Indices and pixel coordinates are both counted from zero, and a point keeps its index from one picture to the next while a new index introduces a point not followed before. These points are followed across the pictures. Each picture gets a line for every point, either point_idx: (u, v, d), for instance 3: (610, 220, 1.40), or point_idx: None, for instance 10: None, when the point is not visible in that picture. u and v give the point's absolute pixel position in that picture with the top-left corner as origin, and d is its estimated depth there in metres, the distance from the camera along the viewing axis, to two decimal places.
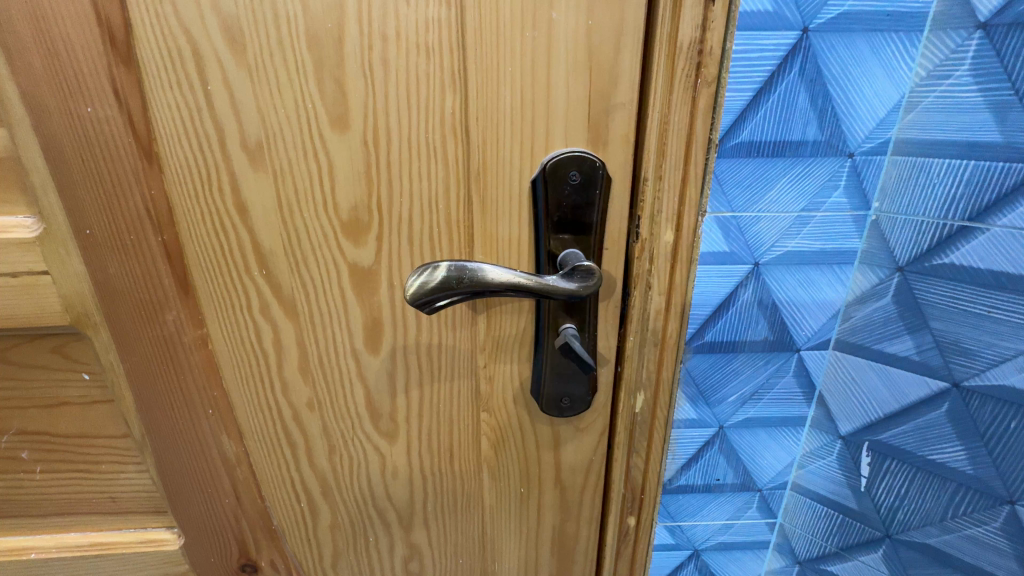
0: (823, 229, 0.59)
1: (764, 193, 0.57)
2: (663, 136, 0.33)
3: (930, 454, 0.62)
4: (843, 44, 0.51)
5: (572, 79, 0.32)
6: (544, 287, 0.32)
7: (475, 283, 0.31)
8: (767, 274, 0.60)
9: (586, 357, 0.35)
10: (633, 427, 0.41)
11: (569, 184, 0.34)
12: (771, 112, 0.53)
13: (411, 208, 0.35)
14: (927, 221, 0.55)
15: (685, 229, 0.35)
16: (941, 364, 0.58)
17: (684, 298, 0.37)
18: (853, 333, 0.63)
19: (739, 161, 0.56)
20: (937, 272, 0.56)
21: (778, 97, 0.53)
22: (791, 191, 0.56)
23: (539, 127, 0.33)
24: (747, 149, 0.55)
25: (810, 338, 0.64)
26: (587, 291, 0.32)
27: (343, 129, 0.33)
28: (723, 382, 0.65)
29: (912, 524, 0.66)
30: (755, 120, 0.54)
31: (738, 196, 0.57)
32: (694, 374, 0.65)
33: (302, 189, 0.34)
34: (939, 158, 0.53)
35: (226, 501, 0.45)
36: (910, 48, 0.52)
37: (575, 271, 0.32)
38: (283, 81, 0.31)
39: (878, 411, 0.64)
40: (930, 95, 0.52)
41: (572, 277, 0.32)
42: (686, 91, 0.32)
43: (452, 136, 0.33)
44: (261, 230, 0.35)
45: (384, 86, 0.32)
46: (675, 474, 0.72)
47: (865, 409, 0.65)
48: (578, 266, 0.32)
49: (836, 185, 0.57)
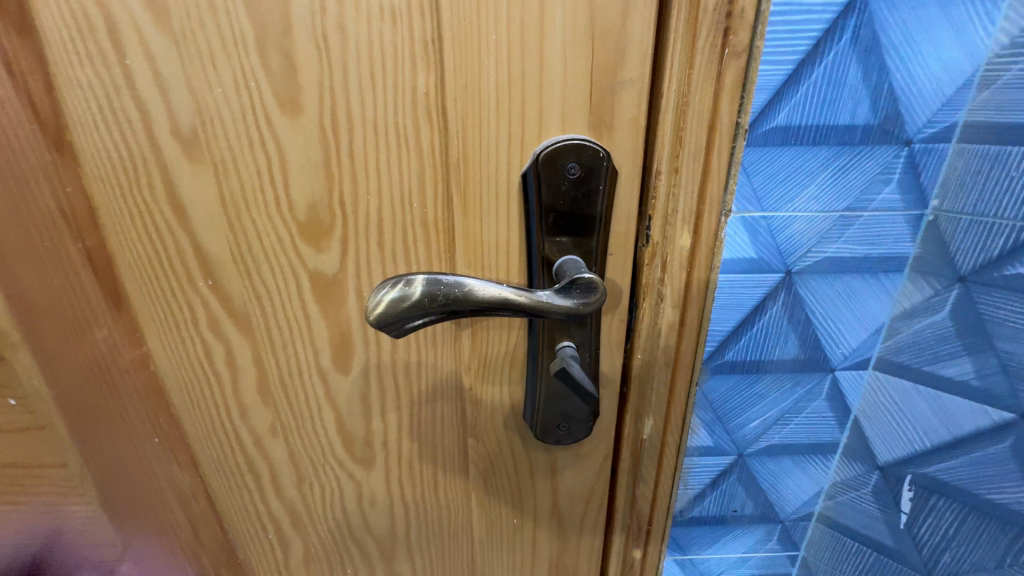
0: (867, 231, 0.53)
1: (802, 188, 0.51)
2: (681, 119, 0.27)
3: (989, 493, 0.56)
4: (906, 6, 0.45)
5: (570, 49, 0.26)
6: (537, 304, 0.26)
7: (455, 301, 0.26)
8: (800, 283, 0.55)
9: (584, 385, 0.30)
10: (640, 455, 0.36)
11: (567, 178, 0.28)
12: (811, 97, 0.48)
13: (379, 207, 0.30)
14: (997, 223, 0.49)
15: (705, 233, 0.29)
16: (1007, 393, 0.53)
17: (702, 312, 0.31)
18: (898, 352, 0.58)
19: (771, 155, 0.50)
20: (1008, 285, 0.50)
21: (819, 80, 0.47)
22: (832, 187, 0.51)
23: (530, 109, 0.27)
24: (784, 140, 0.49)
25: (846, 357, 0.59)
26: (586, 311, 0.26)
27: (294, 112, 0.27)
28: (746, 405, 0.61)
29: (962, 569, 0.61)
30: (795, 99, 0.48)
31: (770, 193, 0.51)
32: (713, 398, 0.60)
33: (248, 185, 0.29)
34: (1019, 146, 0.47)
35: (183, 535, 0.40)
36: (986, 12, 0.45)
37: (572, 289, 0.26)
38: (220, 53, 0.26)
39: (922, 439, 0.60)
40: (1012, 69, 0.45)
41: (568, 294, 0.26)
42: (710, 65, 0.26)
43: (426, 121, 0.28)
44: (203, 234, 0.30)
45: (342, 60, 0.26)
46: (687, 505, 0.68)
47: (910, 438, 0.60)
48: (578, 278, 0.26)
49: (885, 181, 0.51)
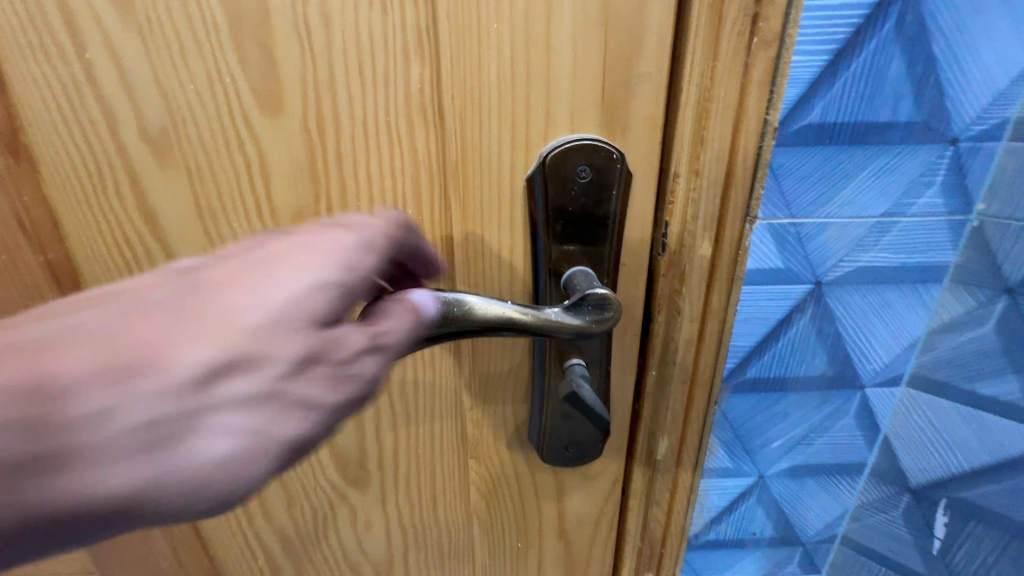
0: (897, 244, 0.37)
1: (839, 193, 0.36)
2: (702, 116, 0.24)
3: None
4: None
5: (580, 38, 0.23)
6: (546, 322, 0.24)
7: (464, 323, 0.23)
8: (830, 296, 0.39)
9: (595, 407, 0.28)
10: (653, 476, 0.34)
11: (577, 183, 0.26)
12: (867, 61, 0.33)
13: (371, 214, 0.27)
14: None
15: (727, 241, 0.27)
16: None
17: (722, 325, 0.29)
18: (933, 368, 0.42)
19: (808, 145, 0.35)
20: None
21: (878, 39, 0.32)
22: (866, 190, 0.36)
23: (536, 106, 0.25)
24: (825, 125, 0.34)
25: (878, 373, 0.42)
26: (597, 332, 0.24)
27: (274, 111, 0.25)
28: (774, 426, 0.44)
29: None
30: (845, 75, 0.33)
31: (801, 197, 0.36)
32: (759, 416, 0.43)
33: (225, 192, 0.26)
34: None
35: (167, 561, 0.38)
36: None
37: (585, 306, 0.24)
38: (190, 45, 0.23)
39: (961, 461, 0.45)
40: None
41: (579, 312, 0.24)
42: (735, 57, 0.23)
43: (420, 120, 0.25)
44: (178, 245, 0.27)
45: (326, 52, 0.24)
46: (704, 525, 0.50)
47: (944, 458, 0.45)
48: (589, 293, 0.24)
49: (930, 181, 0.36)
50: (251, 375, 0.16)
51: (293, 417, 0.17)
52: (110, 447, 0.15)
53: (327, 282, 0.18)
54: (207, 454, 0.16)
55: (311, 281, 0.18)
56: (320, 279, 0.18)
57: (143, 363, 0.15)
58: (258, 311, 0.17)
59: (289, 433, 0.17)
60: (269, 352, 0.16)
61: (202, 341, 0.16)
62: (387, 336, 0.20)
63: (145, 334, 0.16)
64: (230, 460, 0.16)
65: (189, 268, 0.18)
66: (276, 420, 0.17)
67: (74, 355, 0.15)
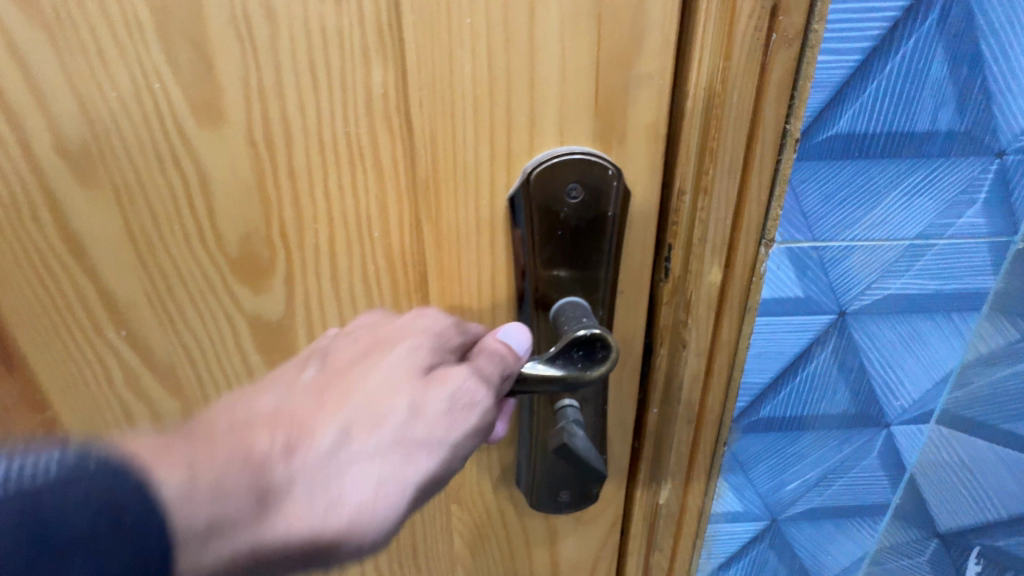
0: (952, 272, 0.28)
1: (896, 207, 0.27)
2: (712, 125, 0.21)
3: None
4: None
5: (570, 32, 0.20)
6: (552, 376, 0.21)
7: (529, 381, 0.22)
8: (862, 324, 0.30)
9: (590, 460, 0.25)
10: (655, 519, 0.31)
11: (567, 203, 0.22)
12: (906, 57, 0.24)
13: (331, 238, 0.23)
14: None
15: (739, 266, 0.24)
16: None
17: (732, 359, 0.26)
18: (965, 406, 0.33)
19: (834, 161, 0.25)
20: None
21: (924, 35, 0.23)
22: (931, 204, 0.27)
23: (519, 114, 0.21)
24: (857, 135, 0.25)
25: (905, 410, 0.33)
26: (606, 376, 0.21)
27: (213, 120, 0.21)
28: (803, 461, 0.34)
29: None
30: (912, 46, 0.23)
31: (842, 211, 0.27)
32: (793, 448, 0.34)
33: (161, 214, 0.23)
34: None
35: None
36: None
37: (588, 353, 0.21)
38: (107, 43, 0.20)
39: (998, 508, 0.36)
40: None
41: (585, 361, 0.21)
42: (751, 56, 0.20)
43: (384, 130, 0.21)
44: (110, 275, 0.24)
45: (272, 52, 0.20)
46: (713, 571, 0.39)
47: (986, 506, 0.36)
48: (578, 336, 0.21)
49: (971, 200, 0.27)
50: (394, 422, 0.19)
51: (431, 458, 0.19)
52: (285, 490, 0.17)
53: (441, 344, 0.21)
54: (361, 495, 0.18)
55: (431, 344, 0.21)
56: (436, 343, 0.21)
57: (299, 433, 0.18)
58: (371, 379, 0.20)
59: (422, 470, 0.19)
60: (400, 407, 0.19)
61: (334, 410, 0.19)
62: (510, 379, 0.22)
63: (298, 408, 0.19)
64: (378, 499, 0.18)
65: (325, 351, 0.22)
66: (414, 462, 0.19)
67: (253, 431, 0.17)
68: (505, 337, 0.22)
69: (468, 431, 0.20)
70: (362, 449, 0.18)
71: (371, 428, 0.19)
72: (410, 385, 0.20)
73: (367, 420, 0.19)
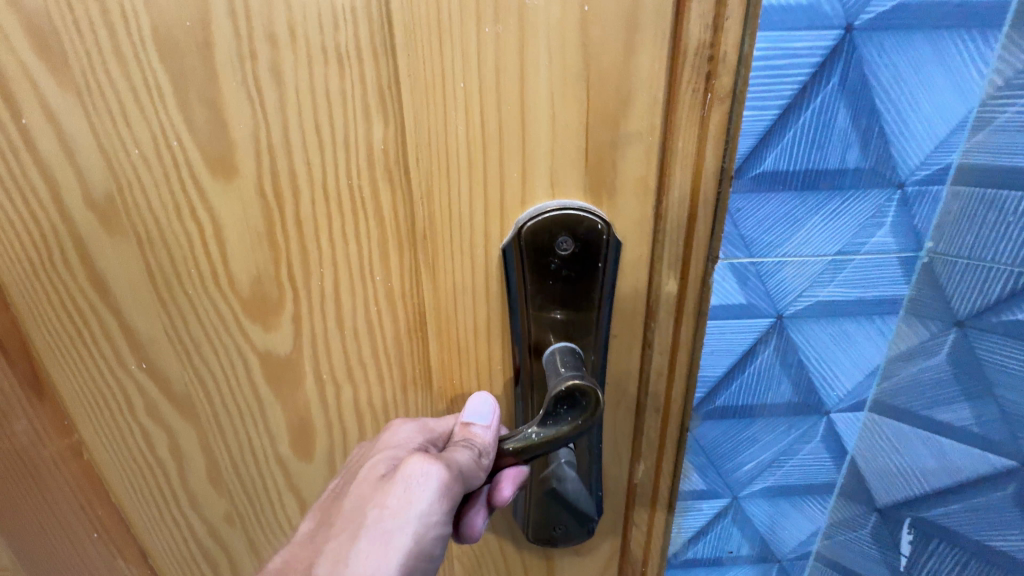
0: (871, 283, 0.33)
1: (818, 233, 0.31)
2: (664, 167, 0.25)
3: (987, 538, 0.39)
4: None
5: (541, 96, 0.23)
6: (560, 434, 0.24)
7: (519, 448, 0.26)
8: (800, 325, 0.34)
9: (581, 500, 0.31)
10: (631, 499, 0.34)
11: (558, 255, 0.26)
12: (815, 113, 0.28)
13: (334, 280, 0.26)
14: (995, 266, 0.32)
15: (692, 281, 0.27)
16: None
17: (692, 356, 0.29)
18: (892, 395, 0.37)
19: (763, 195, 0.30)
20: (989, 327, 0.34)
21: (827, 95, 0.28)
22: (849, 227, 0.31)
23: (500, 167, 0.24)
24: (781, 173, 0.29)
25: (842, 399, 0.37)
26: (601, 411, 0.24)
27: (226, 173, 0.24)
28: (755, 447, 0.38)
29: None
30: (819, 102, 0.28)
31: (774, 235, 0.31)
32: (745, 436, 0.38)
33: (178, 258, 0.25)
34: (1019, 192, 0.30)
35: None
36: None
37: (573, 402, 0.24)
38: (133, 109, 0.23)
39: (920, 481, 0.40)
40: None
41: (574, 410, 0.24)
42: (691, 111, 0.24)
43: (381, 179, 0.24)
44: (133, 314, 0.26)
45: (278, 112, 0.23)
46: (682, 547, 0.43)
47: (909, 480, 0.40)
48: (558, 394, 0.24)
49: (881, 223, 0.31)
50: (371, 527, 0.25)
51: (403, 546, 0.25)
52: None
53: (408, 447, 0.28)
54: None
55: (399, 451, 0.27)
56: (404, 449, 0.27)
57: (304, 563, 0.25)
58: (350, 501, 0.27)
59: (401, 548, 0.25)
60: (369, 516, 0.25)
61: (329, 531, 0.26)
62: (479, 452, 0.27)
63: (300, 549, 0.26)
64: None
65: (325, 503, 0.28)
66: (393, 546, 0.25)
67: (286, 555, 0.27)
68: (469, 417, 0.28)
69: (430, 516, 0.25)
70: (349, 554, 0.25)
71: (355, 536, 0.25)
72: (377, 496, 0.26)
73: (357, 524, 0.25)
